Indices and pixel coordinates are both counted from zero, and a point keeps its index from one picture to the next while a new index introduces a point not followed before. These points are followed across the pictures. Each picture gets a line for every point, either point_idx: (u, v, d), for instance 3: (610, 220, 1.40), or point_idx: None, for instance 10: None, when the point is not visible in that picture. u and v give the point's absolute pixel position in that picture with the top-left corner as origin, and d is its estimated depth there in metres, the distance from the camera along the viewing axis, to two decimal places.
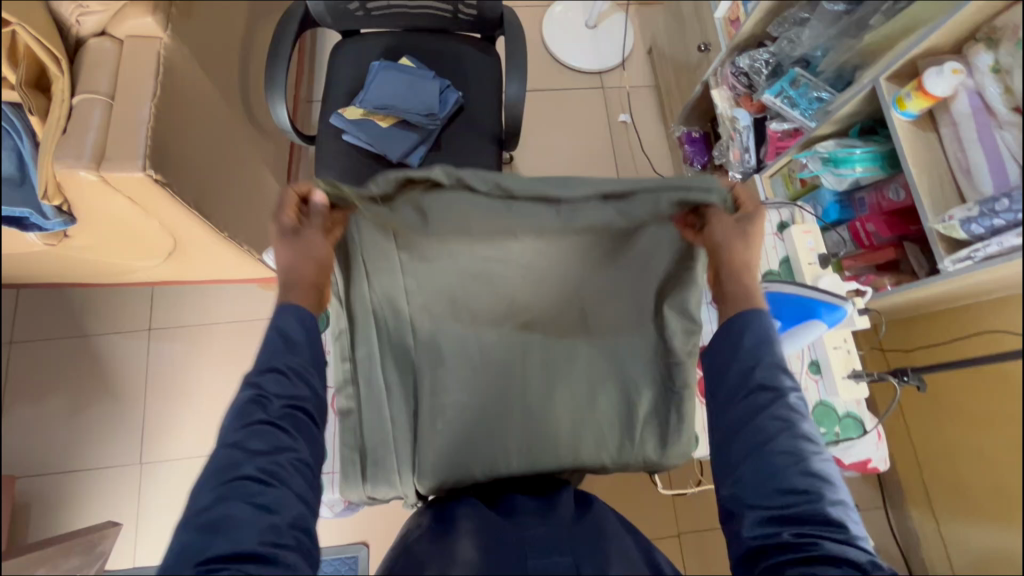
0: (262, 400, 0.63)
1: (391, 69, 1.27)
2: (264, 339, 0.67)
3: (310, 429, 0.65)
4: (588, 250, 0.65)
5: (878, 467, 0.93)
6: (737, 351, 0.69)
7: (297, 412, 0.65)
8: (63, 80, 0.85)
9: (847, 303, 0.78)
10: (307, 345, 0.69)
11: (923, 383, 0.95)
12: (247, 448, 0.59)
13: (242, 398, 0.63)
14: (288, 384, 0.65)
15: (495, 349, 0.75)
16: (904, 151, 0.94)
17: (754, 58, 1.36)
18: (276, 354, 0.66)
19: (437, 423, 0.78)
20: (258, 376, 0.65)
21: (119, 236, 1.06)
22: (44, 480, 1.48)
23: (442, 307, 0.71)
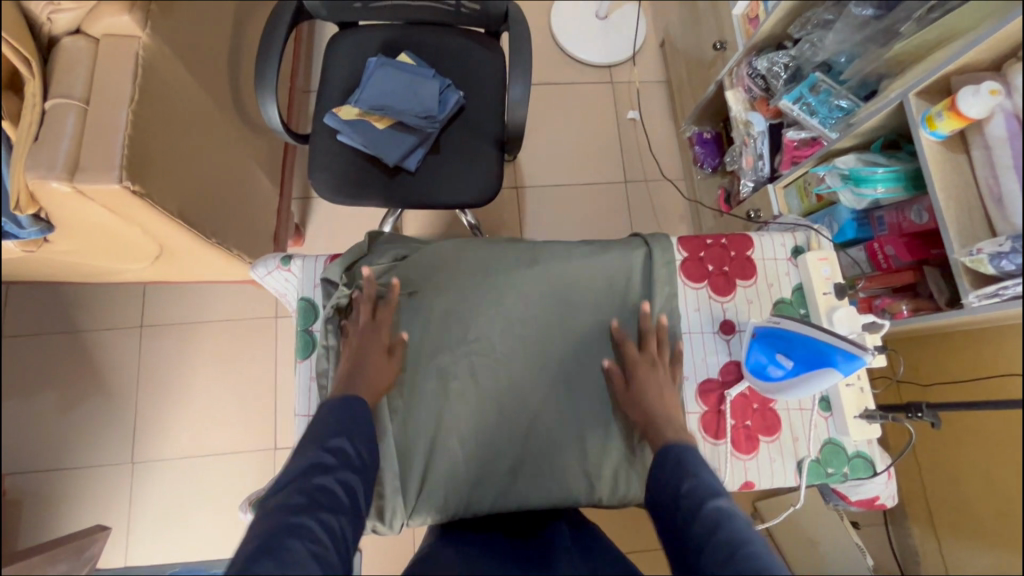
0: (328, 462, 0.67)
1: (388, 65, 1.21)
2: (321, 415, 0.74)
3: (357, 502, 0.67)
4: (564, 280, 0.89)
5: (886, 504, 0.88)
6: (661, 470, 0.71)
7: (350, 482, 0.67)
8: (35, 83, 0.80)
9: (868, 353, 0.72)
10: (366, 431, 0.74)
11: (937, 420, 0.85)
12: (304, 500, 0.62)
13: (304, 461, 0.67)
14: (345, 455, 0.69)
15: (488, 384, 0.86)
16: (932, 175, 0.88)
17: (773, 60, 1.28)
18: (346, 429, 0.72)
19: (433, 456, 0.83)
20: (328, 441, 0.70)
21: (101, 242, 1.02)
22: (34, 477, 1.47)
23: (436, 349, 0.86)
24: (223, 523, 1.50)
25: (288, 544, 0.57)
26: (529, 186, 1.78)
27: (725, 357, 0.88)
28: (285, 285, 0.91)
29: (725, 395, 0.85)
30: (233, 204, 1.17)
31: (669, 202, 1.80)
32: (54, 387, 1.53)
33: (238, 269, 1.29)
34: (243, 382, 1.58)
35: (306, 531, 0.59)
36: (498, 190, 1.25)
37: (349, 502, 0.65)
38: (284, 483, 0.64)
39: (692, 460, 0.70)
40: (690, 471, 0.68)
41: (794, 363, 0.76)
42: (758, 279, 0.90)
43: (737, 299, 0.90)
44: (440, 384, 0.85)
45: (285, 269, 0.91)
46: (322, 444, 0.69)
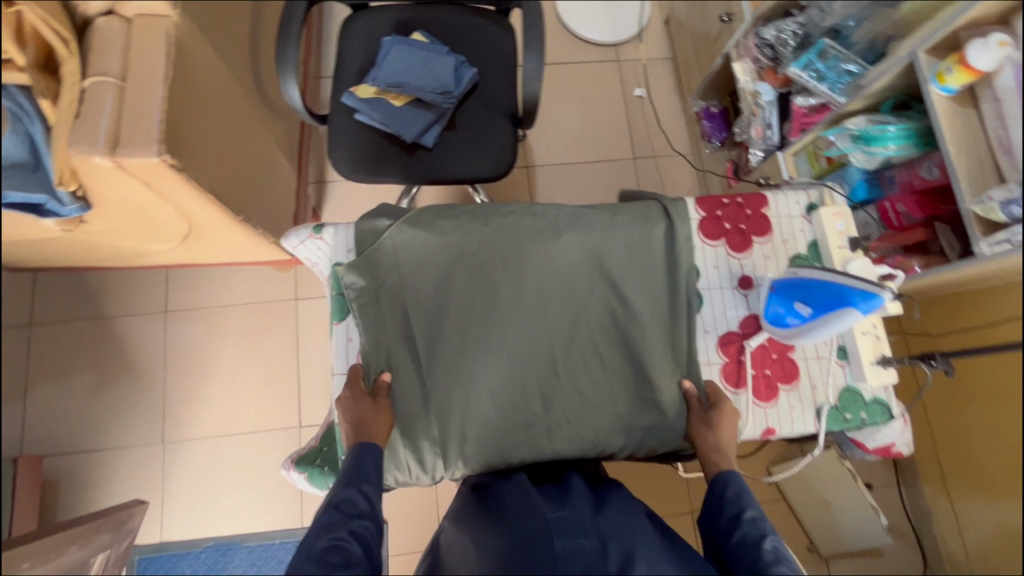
0: (337, 520, 0.71)
1: (403, 43, 1.23)
2: (344, 466, 0.78)
3: (372, 545, 0.71)
4: (589, 240, 0.92)
5: (901, 452, 0.91)
6: (724, 496, 0.77)
7: (363, 532, 0.71)
8: (72, 63, 0.83)
9: (886, 290, 0.74)
10: (377, 479, 0.78)
11: (950, 368, 0.89)
12: (323, 561, 0.66)
13: (322, 519, 0.72)
14: (359, 504, 0.74)
15: (517, 345, 0.89)
16: (942, 129, 0.91)
17: (781, 28, 1.30)
18: (352, 479, 0.76)
19: (466, 413, 0.86)
20: (336, 498, 0.74)
21: (134, 220, 1.05)
22: (70, 458, 1.52)
23: (466, 311, 0.90)
24: (253, 499, 1.54)
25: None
26: (539, 165, 1.81)
27: (744, 311, 0.91)
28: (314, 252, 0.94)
29: (745, 345, 0.89)
30: (256, 183, 1.20)
31: (678, 177, 1.82)
32: (85, 371, 1.57)
33: (262, 248, 1.33)
34: (267, 362, 1.62)
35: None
36: (513, 163, 1.28)
37: (362, 553, 0.69)
38: (303, 549, 0.69)
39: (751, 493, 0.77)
40: (746, 500, 0.76)
41: (812, 310, 0.79)
42: (774, 236, 0.93)
43: (754, 256, 0.93)
44: (469, 341, 0.89)
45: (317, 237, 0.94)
46: (333, 501, 0.74)
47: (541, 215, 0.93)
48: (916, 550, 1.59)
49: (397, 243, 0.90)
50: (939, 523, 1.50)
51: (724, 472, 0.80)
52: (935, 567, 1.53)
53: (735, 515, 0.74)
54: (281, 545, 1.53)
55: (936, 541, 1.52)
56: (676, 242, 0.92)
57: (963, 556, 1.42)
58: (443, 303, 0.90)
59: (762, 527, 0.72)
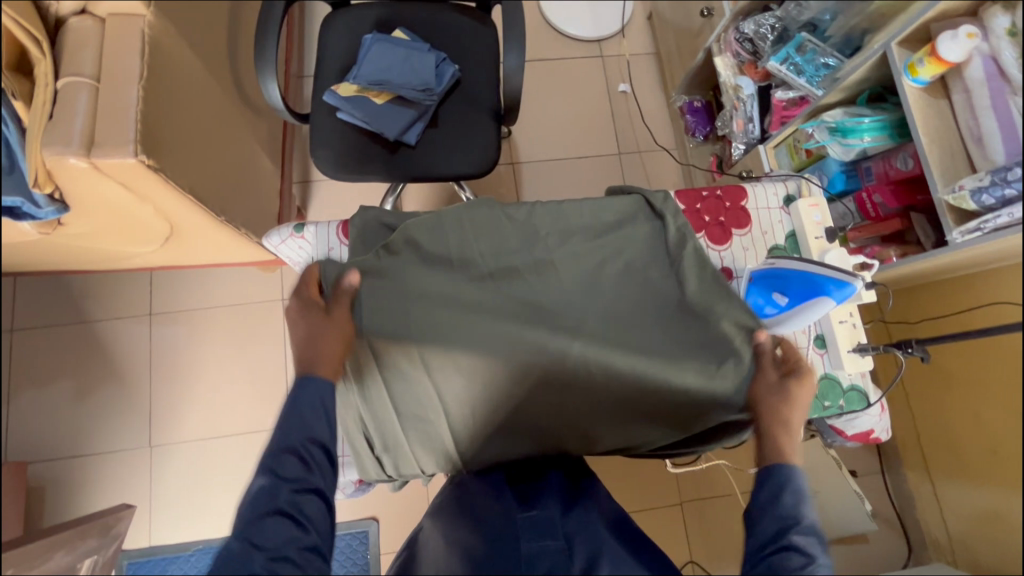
0: (273, 485, 0.65)
1: (384, 41, 1.23)
2: (281, 417, 0.71)
3: (317, 508, 0.66)
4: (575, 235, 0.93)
5: (879, 437, 0.94)
6: (779, 496, 0.69)
7: (306, 498, 0.66)
8: (46, 63, 0.82)
9: (859, 279, 0.76)
10: (323, 428, 0.71)
11: (927, 354, 0.92)
12: (258, 543, 0.62)
13: (257, 488, 0.66)
14: (298, 466, 0.67)
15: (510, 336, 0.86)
16: (915, 121, 0.92)
17: (759, 23, 1.31)
18: (290, 434, 0.69)
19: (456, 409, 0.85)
20: (273, 458, 0.67)
21: (114, 223, 1.04)
22: (55, 465, 1.50)
23: (453, 307, 0.87)
24: None
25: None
26: (524, 161, 1.81)
27: None
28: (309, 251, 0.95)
29: None
30: (238, 183, 1.19)
31: (662, 171, 1.83)
32: (69, 376, 1.56)
33: (247, 249, 1.32)
34: (254, 363, 1.62)
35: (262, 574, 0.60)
36: (496, 160, 1.28)
37: (304, 522, 0.65)
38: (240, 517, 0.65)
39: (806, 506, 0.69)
40: (796, 509, 0.68)
41: (789, 300, 0.82)
42: (753, 227, 0.94)
43: (734, 247, 0.94)
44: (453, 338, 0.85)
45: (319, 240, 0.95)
46: (270, 463, 0.67)
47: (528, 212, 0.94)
48: (900, 534, 1.62)
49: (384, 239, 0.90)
50: (922, 508, 1.53)
51: (784, 469, 0.71)
52: (918, 552, 1.56)
53: (781, 524, 0.68)
54: None
55: (919, 525, 1.55)
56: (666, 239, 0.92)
57: (944, 540, 1.46)
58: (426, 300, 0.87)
59: (807, 553, 0.65)
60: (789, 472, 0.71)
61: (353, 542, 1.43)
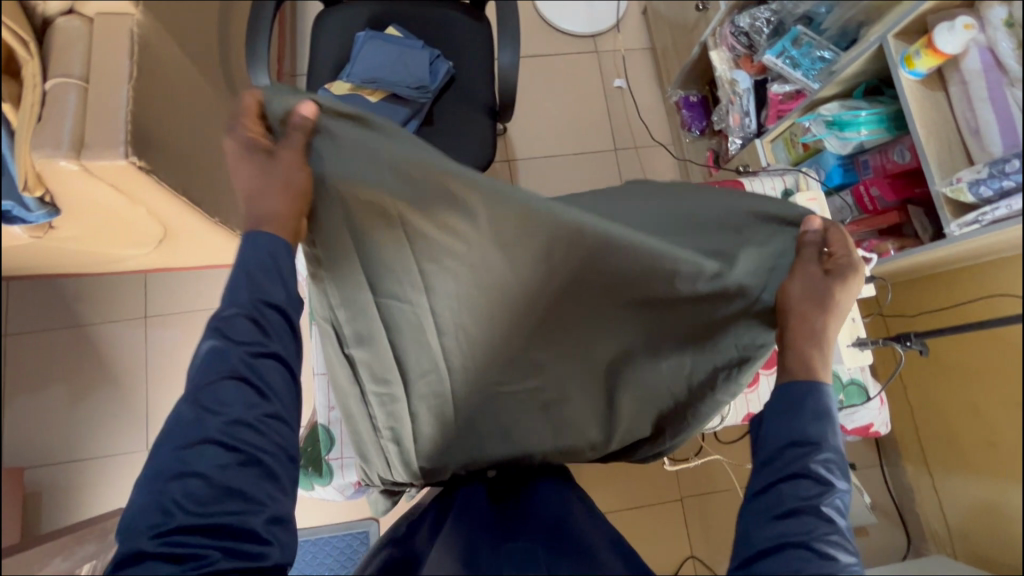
0: (227, 351, 0.58)
1: (377, 38, 1.22)
2: (230, 278, 0.62)
3: (280, 383, 0.61)
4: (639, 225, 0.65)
5: (880, 431, 0.94)
6: (793, 420, 0.62)
7: (265, 364, 0.60)
8: (33, 64, 0.79)
9: None
10: (281, 291, 0.63)
11: (926, 348, 0.92)
12: (211, 408, 0.56)
13: (207, 348, 0.59)
14: (254, 330, 0.60)
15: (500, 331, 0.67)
16: (913, 113, 0.92)
17: (755, 16, 1.31)
18: (244, 294, 0.61)
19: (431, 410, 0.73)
20: (224, 321, 0.60)
21: (106, 225, 1.03)
22: (52, 470, 1.49)
23: (434, 297, 0.68)
24: None
25: (197, 463, 0.54)
26: (520, 158, 1.80)
27: None
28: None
29: None
30: (232, 184, 1.18)
31: (659, 166, 1.83)
32: None
33: (242, 250, 1.31)
34: None
35: (220, 437, 0.55)
36: (492, 157, 1.27)
37: (264, 393, 0.59)
38: (192, 383, 0.58)
39: (826, 438, 0.61)
40: (811, 437, 0.61)
41: None
42: None
43: None
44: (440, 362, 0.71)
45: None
46: (220, 325, 0.60)
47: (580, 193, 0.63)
48: (899, 525, 1.63)
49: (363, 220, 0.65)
50: (920, 499, 1.54)
51: (800, 393, 0.64)
52: (918, 542, 1.57)
53: (799, 453, 0.60)
54: None
55: (918, 515, 1.56)
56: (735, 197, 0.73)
57: (944, 530, 1.47)
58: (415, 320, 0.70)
59: (825, 482, 0.59)
60: (804, 396, 0.63)
61: (354, 542, 1.43)
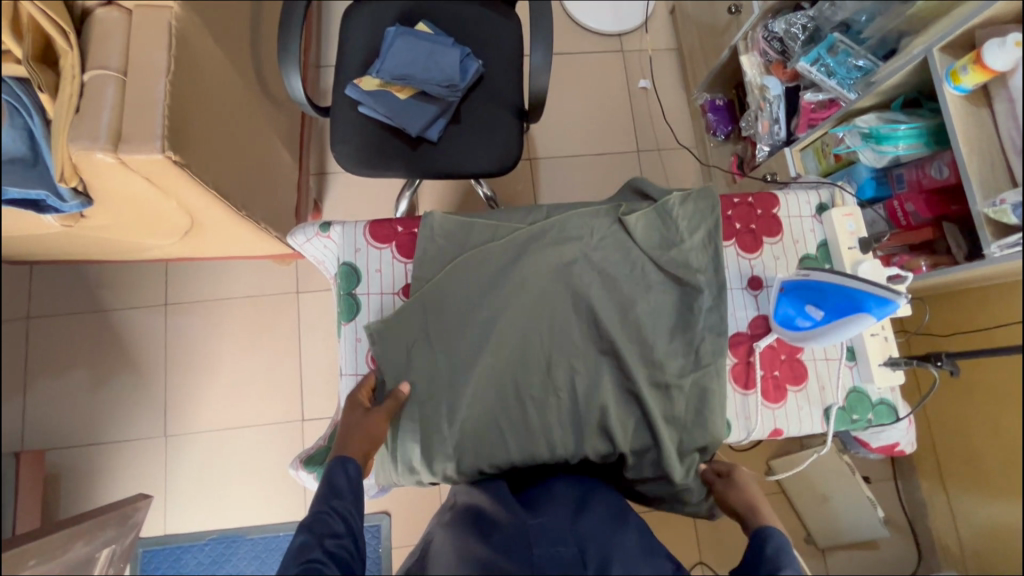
0: (310, 541, 0.66)
1: (407, 34, 1.21)
2: (315, 488, 0.73)
3: (352, 567, 0.66)
4: (645, 277, 0.90)
5: (904, 450, 0.93)
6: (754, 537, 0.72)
7: (340, 553, 0.66)
8: (72, 55, 0.81)
9: (903, 296, 0.74)
10: (353, 497, 0.73)
11: (957, 369, 0.91)
12: None
13: (296, 543, 0.66)
14: (333, 524, 0.69)
15: (524, 337, 0.87)
16: (956, 129, 0.90)
17: (791, 22, 1.28)
18: (325, 498, 0.72)
19: (474, 421, 0.84)
20: (309, 518, 0.68)
21: (135, 217, 1.03)
22: (71, 452, 1.51)
23: (492, 300, 0.87)
24: (256, 491, 1.55)
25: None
26: (542, 157, 1.79)
27: (753, 312, 0.90)
28: (381, 266, 0.91)
29: (755, 346, 0.88)
30: (258, 176, 1.17)
31: (682, 170, 1.81)
32: (84, 365, 1.56)
33: (265, 243, 1.31)
34: (268, 356, 1.62)
35: None
36: (519, 158, 1.26)
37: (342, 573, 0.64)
38: None
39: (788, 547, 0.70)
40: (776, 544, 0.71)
41: (824, 313, 0.79)
42: (784, 236, 0.92)
43: (764, 256, 0.92)
44: (481, 356, 0.85)
45: (399, 253, 0.93)
46: (307, 524, 0.68)
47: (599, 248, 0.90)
48: (911, 542, 1.61)
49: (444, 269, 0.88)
50: (935, 516, 1.52)
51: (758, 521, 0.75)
52: (929, 560, 1.55)
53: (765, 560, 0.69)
54: (285, 537, 1.54)
55: (931, 533, 1.54)
56: (654, 207, 0.92)
57: (957, 549, 1.45)
58: (474, 325, 0.87)
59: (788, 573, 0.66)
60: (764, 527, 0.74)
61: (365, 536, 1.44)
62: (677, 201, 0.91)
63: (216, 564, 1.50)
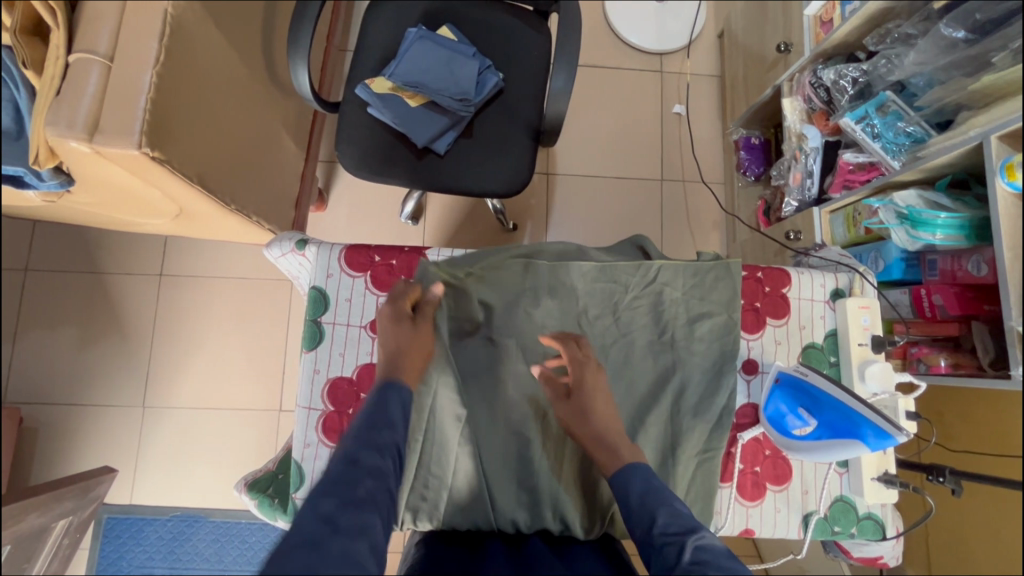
0: (355, 459, 0.63)
1: (427, 38, 1.15)
2: (368, 405, 0.71)
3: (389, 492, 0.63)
4: (632, 341, 0.89)
5: (888, 564, 0.86)
6: (630, 497, 0.70)
7: (384, 474, 0.64)
8: (59, 34, 0.77)
9: (904, 433, 0.69)
10: (402, 429, 0.71)
11: (960, 489, 0.82)
12: (336, 501, 0.58)
13: (339, 455, 0.64)
14: (379, 449, 0.65)
15: (507, 393, 0.86)
16: (1001, 228, 0.81)
17: (841, 73, 1.19)
18: (377, 421, 0.69)
19: (433, 473, 0.83)
20: (358, 435, 0.66)
21: (120, 199, 1.00)
22: (50, 409, 1.52)
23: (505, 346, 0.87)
24: (225, 476, 1.55)
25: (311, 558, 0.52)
26: (560, 174, 1.71)
27: (743, 399, 0.88)
28: (352, 292, 0.88)
29: (738, 438, 0.85)
30: (257, 168, 1.14)
31: (704, 207, 1.72)
32: (72, 324, 1.56)
33: (259, 234, 1.28)
34: (255, 341, 1.60)
35: (333, 538, 0.54)
36: (528, 181, 1.19)
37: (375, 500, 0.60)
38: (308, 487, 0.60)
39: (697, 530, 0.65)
40: (663, 504, 0.68)
41: (816, 424, 0.76)
42: (790, 320, 0.89)
43: (765, 339, 0.89)
44: (479, 399, 0.85)
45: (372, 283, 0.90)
46: (350, 439, 0.66)
47: (598, 304, 0.90)
48: None
49: (468, 300, 0.87)
50: None
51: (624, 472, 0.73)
52: None
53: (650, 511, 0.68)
54: (246, 525, 1.53)
55: None
56: (643, 265, 0.90)
57: None
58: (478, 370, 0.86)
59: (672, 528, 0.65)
60: (635, 474, 0.73)
61: None
62: (670, 265, 0.90)
63: (175, 542, 1.51)
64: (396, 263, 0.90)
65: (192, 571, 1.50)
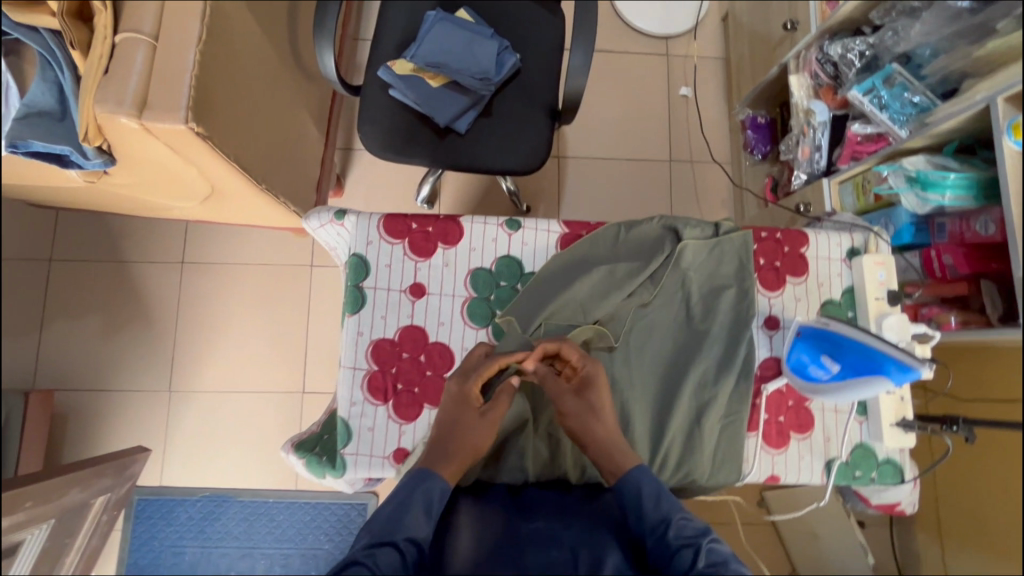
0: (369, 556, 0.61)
1: (447, 21, 1.18)
2: (395, 495, 0.70)
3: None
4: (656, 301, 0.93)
5: (905, 511, 0.90)
6: (642, 503, 0.70)
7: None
8: (106, 15, 0.80)
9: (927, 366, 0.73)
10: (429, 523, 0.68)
11: (973, 436, 0.86)
12: None
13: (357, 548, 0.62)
14: (399, 546, 0.63)
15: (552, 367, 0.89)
16: (1008, 185, 0.85)
17: (848, 47, 1.23)
18: (400, 510, 0.67)
19: None
20: (378, 531, 0.64)
21: (157, 179, 1.03)
22: (78, 395, 1.56)
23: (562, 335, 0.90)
24: (251, 457, 1.58)
25: None
26: (571, 156, 1.75)
27: (766, 352, 0.92)
28: (391, 259, 0.91)
29: (763, 388, 0.89)
30: (284, 150, 1.17)
31: (712, 186, 1.76)
32: (97, 312, 1.59)
33: (284, 216, 1.31)
34: (276, 325, 1.63)
35: None
36: (546, 159, 1.23)
37: None
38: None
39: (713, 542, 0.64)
40: (674, 506, 0.69)
41: (840, 367, 0.79)
42: (808, 278, 0.93)
43: (785, 296, 0.93)
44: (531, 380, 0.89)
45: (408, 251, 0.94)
46: (373, 535, 0.64)
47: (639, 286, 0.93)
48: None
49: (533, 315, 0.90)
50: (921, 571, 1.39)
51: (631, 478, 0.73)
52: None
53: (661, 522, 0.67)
54: (273, 504, 1.57)
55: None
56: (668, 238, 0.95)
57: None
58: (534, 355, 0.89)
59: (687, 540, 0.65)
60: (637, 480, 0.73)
61: (351, 511, 1.58)
62: (693, 235, 0.94)
63: (205, 521, 1.54)
64: (433, 230, 0.93)
65: (221, 550, 1.54)
